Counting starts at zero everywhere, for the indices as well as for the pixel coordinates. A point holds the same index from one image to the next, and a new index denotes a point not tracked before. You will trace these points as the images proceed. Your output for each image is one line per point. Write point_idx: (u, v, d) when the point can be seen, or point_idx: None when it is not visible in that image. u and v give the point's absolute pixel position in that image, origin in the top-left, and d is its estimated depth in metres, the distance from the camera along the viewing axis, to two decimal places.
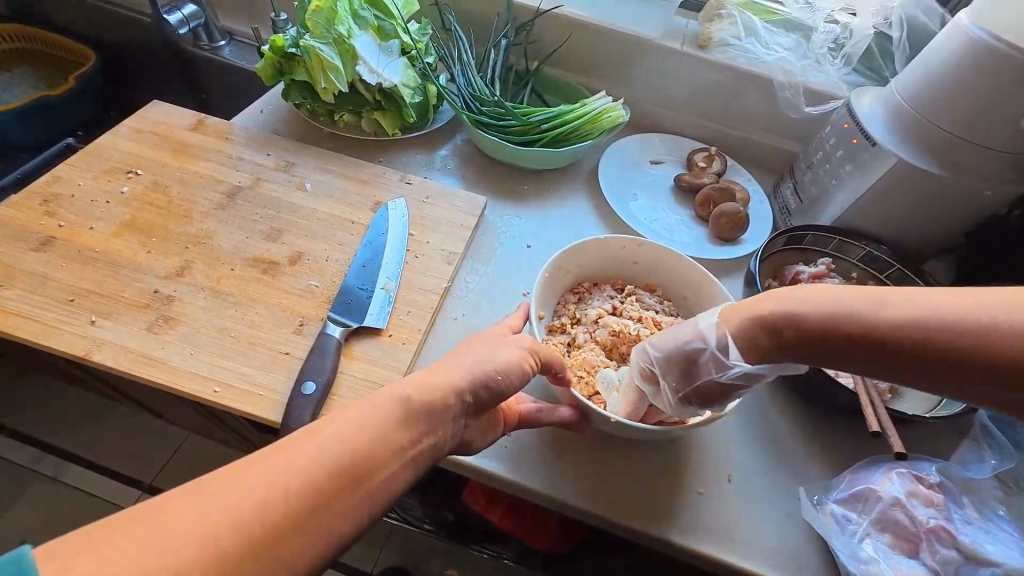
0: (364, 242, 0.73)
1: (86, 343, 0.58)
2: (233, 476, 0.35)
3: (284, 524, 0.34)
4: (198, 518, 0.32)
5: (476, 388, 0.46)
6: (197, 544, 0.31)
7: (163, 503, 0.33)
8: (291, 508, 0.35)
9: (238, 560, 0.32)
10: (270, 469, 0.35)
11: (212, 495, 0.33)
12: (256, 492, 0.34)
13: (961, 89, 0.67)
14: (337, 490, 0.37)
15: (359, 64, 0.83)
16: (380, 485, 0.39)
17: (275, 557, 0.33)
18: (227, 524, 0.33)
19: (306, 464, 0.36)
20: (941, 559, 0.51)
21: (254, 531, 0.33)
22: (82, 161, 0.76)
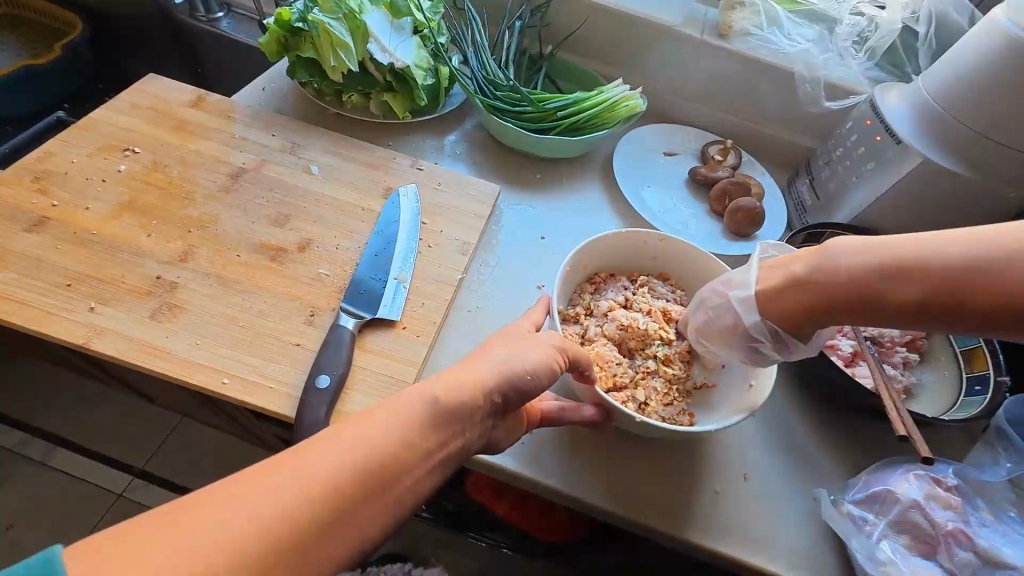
0: (376, 230, 0.70)
1: (86, 331, 0.56)
2: (259, 477, 0.33)
3: (313, 531, 0.32)
4: (224, 522, 0.30)
5: (504, 387, 0.45)
6: (224, 550, 0.30)
7: (185, 505, 0.31)
8: (321, 513, 0.33)
9: (267, 567, 0.30)
10: (298, 470, 0.33)
11: (238, 497, 0.31)
12: (284, 495, 0.32)
13: (993, 89, 0.67)
14: (366, 494, 0.35)
15: (370, 42, 0.79)
16: (410, 488, 0.37)
17: (304, 564, 0.32)
18: (254, 530, 0.31)
19: (335, 466, 0.34)
20: (959, 561, 0.52)
21: (282, 537, 0.31)
22: (75, 137, 0.72)
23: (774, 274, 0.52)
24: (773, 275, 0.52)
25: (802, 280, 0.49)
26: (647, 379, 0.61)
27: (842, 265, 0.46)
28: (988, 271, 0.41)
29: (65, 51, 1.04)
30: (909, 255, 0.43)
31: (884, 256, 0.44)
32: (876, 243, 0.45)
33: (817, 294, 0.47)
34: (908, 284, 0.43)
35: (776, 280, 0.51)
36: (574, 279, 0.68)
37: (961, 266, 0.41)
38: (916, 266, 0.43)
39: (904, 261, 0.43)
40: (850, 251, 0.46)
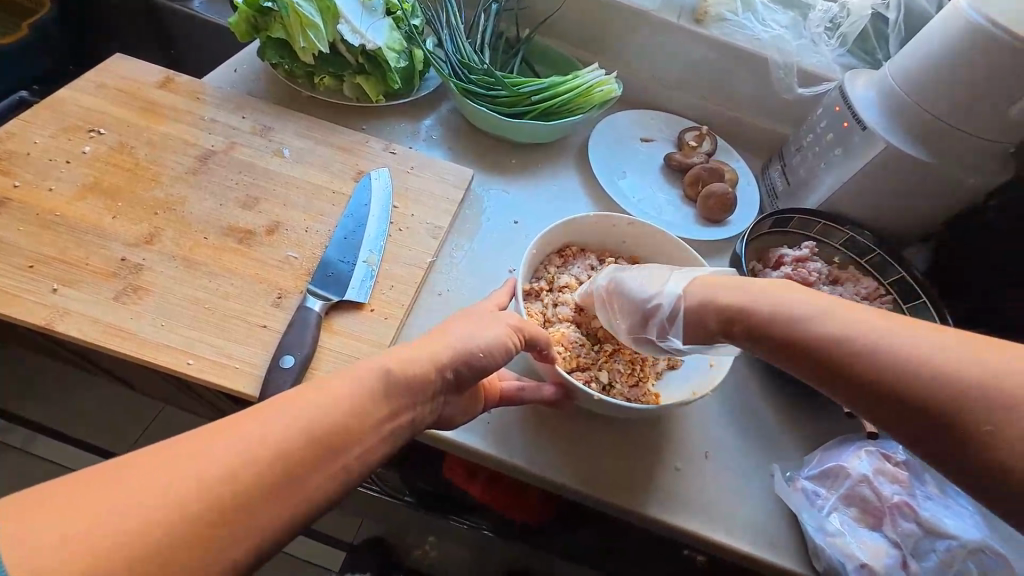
0: (346, 213, 0.70)
1: (48, 313, 0.55)
2: (209, 438, 0.36)
3: (256, 489, 0.35)
4: (171, 476, 0.33)
5: (457, 364, 0.48)
6: (168, 502, 0.32)
7: (137, 460, 0.34)
8: (265, 473, 0.36)
9: (208, 521, 0.33)
10: (246, 433, 0.36)
11: (187, 454, 0.34)
12: (230, 455, 0.35)
13: (954, 76, 0.68)
14: (310, 460, 0.38)
15: (340, 23, 0.79)
16: (355, 457, 0.40)
17: (246, 522, 0.34)
18: (198, 485, 0.33)
19: (282, 431, 0.37)
20: (903, 532, 0.54)
21: (225, 494, 0.34)
22: (37, 117, 0.70)
23: (638, 285, 0.58)
24: (637, 285, 0.58)
25: (655, 301, 0.56)
26: (609, 359, 0.62)
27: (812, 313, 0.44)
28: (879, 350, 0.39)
29: (31, 30, 1.01)
30: (923, 360, 0.38)
31: (819, 316, 0.43)
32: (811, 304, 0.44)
33: (752, 320, 0.47)
34: (822, 343, 0.42)
35: (635, 290, 0.58)
36: (541, 258, 0.69)
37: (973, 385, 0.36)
38: (875, 349, 0.40)
39: (898, 361, 0.38)
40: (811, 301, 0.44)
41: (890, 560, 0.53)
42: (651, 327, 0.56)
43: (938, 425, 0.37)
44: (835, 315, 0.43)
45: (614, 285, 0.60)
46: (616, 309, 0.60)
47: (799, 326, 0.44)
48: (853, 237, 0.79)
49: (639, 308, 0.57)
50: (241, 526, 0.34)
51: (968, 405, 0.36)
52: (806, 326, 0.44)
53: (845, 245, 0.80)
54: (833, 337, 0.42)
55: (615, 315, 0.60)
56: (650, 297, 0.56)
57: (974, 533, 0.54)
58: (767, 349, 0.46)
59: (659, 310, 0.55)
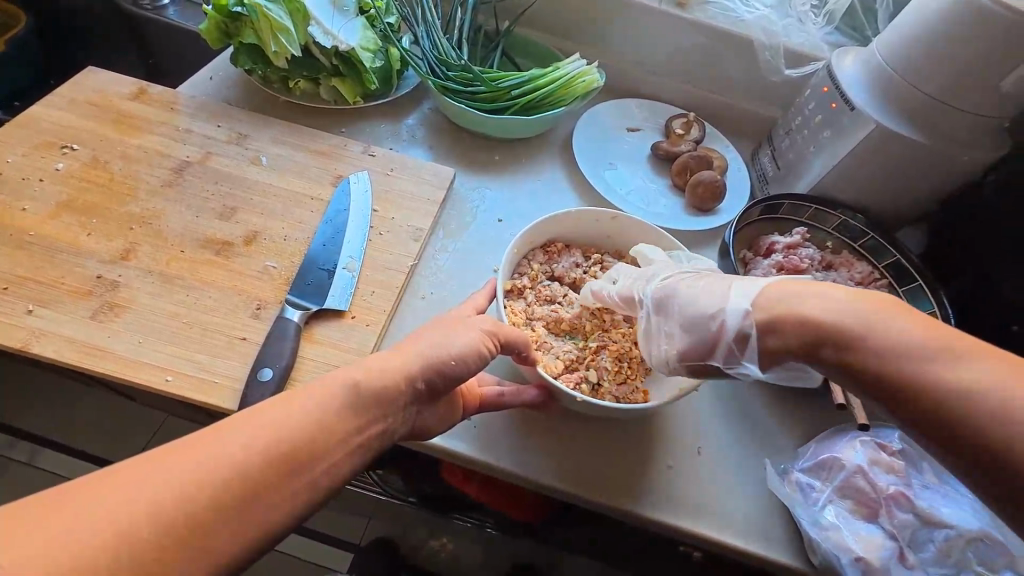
0: (325, 218, 0.69)
1: (24, 334, 0.55)
2: (165, 459, 0.35)
3: (213, 512, 0.34)
4: (121, 501, 0.32)
5: (428, 373, 0.47)
6: (121, 526, 0.32)
7: (85, 483, 0.33)
8: (222, 495, 0.35)
9: (166, 542, 0.32)
10: (202, 454, 0.36)
11: (141, 477, 0.34)
12: (185, 478, 0.34)
13: (944, 51, 0.65)
14: (271, 480, 0.37)
15: (311, 25, 0.77)
16: (324, 470, 0.40)
17: (207, 541, 0.34)
18: (149, 510, 0.33)
19: (242, 449, 0.37)
20: (898, 523, 0.53)
21: (183, 516, 0.33)
22: (10, 135, 0.70)
23: (699, 299, 0.52)
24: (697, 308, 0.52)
25: (718, 317, 0.49)
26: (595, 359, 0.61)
27: (866, 330, 0.41)
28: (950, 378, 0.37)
29: (8, 46, 1.01)
30: (946, 383, 0.37)
31: (872, 329, 0.41)
32: (856, 307, 0.42)
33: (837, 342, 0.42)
34: (875, 366, 0.40)
35: (694, 305, 0.52)
36: (526, 251, 0.67)
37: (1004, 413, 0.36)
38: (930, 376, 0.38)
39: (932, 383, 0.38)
40: (861, 308, 0.42)
41: (886, 553, 0.51)
42: (719, 345, 0.49)
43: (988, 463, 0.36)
44: (882, 329, 0.40)
45: (665, 297, 0.55)
46: (672, 325, 0.54)
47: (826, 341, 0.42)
48: (846, 222, 0.77)
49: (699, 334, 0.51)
50: (203, 546, 0.34)
51: (1000, 442, 0.35)
52: (841, 335, 0.41)
53: (838, 229, 0.78)
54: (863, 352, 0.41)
55: (665, 330, 0.54)
56: (713, 312, 0.50)
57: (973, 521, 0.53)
58: (808, 356, 0.43)
59: (722, 329, 0.49)
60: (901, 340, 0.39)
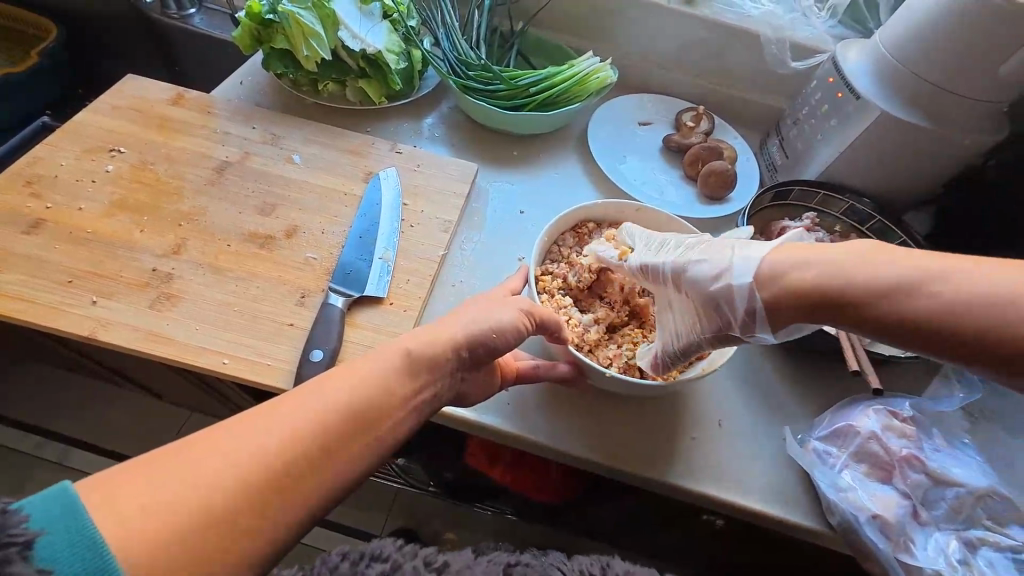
0: (359, 213, 0.73)
1: (90, 323, 0.59)
2: (253, 420, 0.39)
3: (302, 464, 0.39)
4: (223, 457, 0.37)
5: (472, 343, 0.52)
6: (226, 480, 0.36)
7: (188, 443, 0.37)
8: (308, 450, 0.39)
9: (266, 491, 0.37)
10: (286, 414, 0.40)
11: (237, 437, 0.38)
12: (273, 436, 0.39)
13: (944, 40, 0.69)
14: (347, 437, 0.41)
15: (341, 30, 0.81)
16: (389, 429, 0.44)
17: (300, 490, 0.38)
18: (250, 463, 0.37)
19: (320, 410, 0.41)
20: (912, 483, 0.56)
21: (278, 470, 0.38)
22: (60, 141, 0.74)
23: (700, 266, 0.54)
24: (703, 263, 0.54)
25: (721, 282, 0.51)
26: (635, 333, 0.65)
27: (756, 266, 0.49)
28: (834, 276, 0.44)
29: (42, 58, 1.05)
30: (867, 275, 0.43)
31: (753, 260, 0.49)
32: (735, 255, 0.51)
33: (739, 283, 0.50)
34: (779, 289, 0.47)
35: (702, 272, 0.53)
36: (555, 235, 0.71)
37: (933, 293, 0.40)
38: (824, 277, 0.45)
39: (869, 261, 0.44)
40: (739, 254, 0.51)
41: (901, 510, 0.55)
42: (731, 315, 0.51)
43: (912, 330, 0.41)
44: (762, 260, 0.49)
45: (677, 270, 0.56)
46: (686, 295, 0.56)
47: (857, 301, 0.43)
48: (853, 206, 0.80)
49: (707, 296, 0.53)
50: (296, 494, 0.38)
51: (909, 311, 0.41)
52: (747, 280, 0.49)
53: (846, 213, 0.81)
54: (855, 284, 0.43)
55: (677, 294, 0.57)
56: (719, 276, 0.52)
57: (981, 479, 0.57)
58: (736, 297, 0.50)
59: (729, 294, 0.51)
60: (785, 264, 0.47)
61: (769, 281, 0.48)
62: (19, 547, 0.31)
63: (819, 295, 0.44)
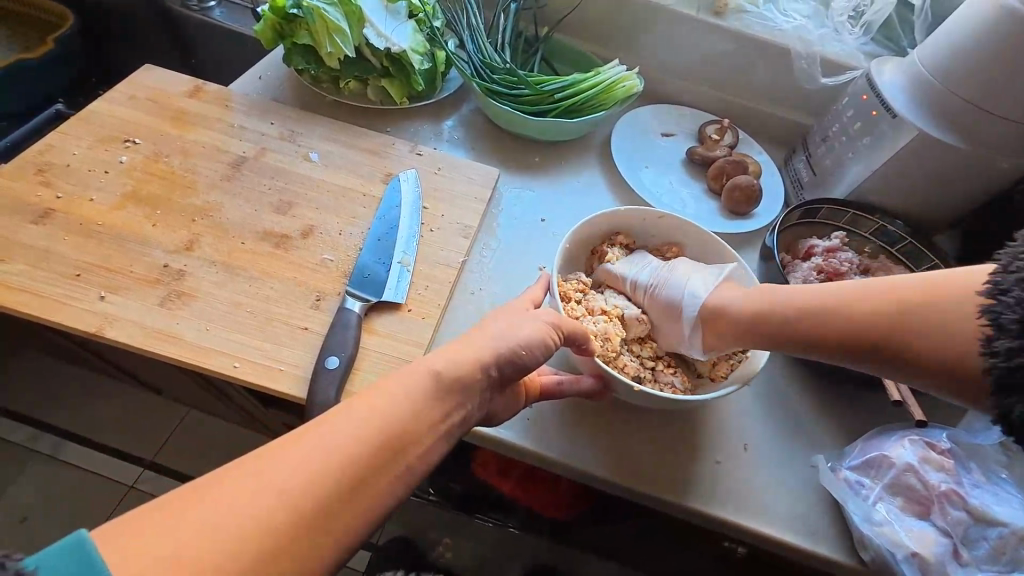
0: (378, 215, 0.71)
1: (97, 319, 0.57)
2: (276, 453, 0.37)
3: (332, 499, 0.37)
4: (249, 496, 0.35)
5: (500, 362, 0.49)
6: (252, 518, 0.34)
7: (209, 481, 0.35)
8: (337, 483, 0.37)
9: (295, 529, 0.35)
10: (311, 446, 0.38)
11: (262, 471, 0.36)
12: (299, 470, 0.36)
13: (985, 61, 0.67)
14: (376, 467, 0.39)
15: (365, 28, 0.80)
16: (419, 453, 0.42)
17: (330, 524, 0.36)
18: (277, 502, 0.35)
19: (347, 439, 0.39)
20: (952, 520, 0.54)
21: (307, 504, 0.36)
22: (73, 129, 0.72)
23: (673, 285, 0.62)
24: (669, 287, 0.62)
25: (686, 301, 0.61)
26: (635, 347, 0.63)
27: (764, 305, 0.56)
28: (815, 316, 0.53)
29: (56, 45, 1.03)
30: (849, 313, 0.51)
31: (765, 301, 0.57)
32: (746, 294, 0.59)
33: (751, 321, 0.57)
34: (779, 324, 0.55)
35: (672, 290, 0.62)
36: (575, 246, 0.69)
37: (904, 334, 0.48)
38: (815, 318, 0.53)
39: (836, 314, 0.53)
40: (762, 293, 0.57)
41: (940, 549, 0.52)
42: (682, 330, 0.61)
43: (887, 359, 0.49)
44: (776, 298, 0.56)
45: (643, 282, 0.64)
46: (644, 307, 0.64)
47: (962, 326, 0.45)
48: (884, 227, 0.79)
49: (668, 312, 0.62)
50: (326, 530, 0.36)
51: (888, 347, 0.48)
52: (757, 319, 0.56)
53: (876, 234, 0.79)
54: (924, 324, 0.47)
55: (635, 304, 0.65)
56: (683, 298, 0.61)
57: None
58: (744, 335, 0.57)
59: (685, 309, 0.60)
60: (789, 300, 0.55)
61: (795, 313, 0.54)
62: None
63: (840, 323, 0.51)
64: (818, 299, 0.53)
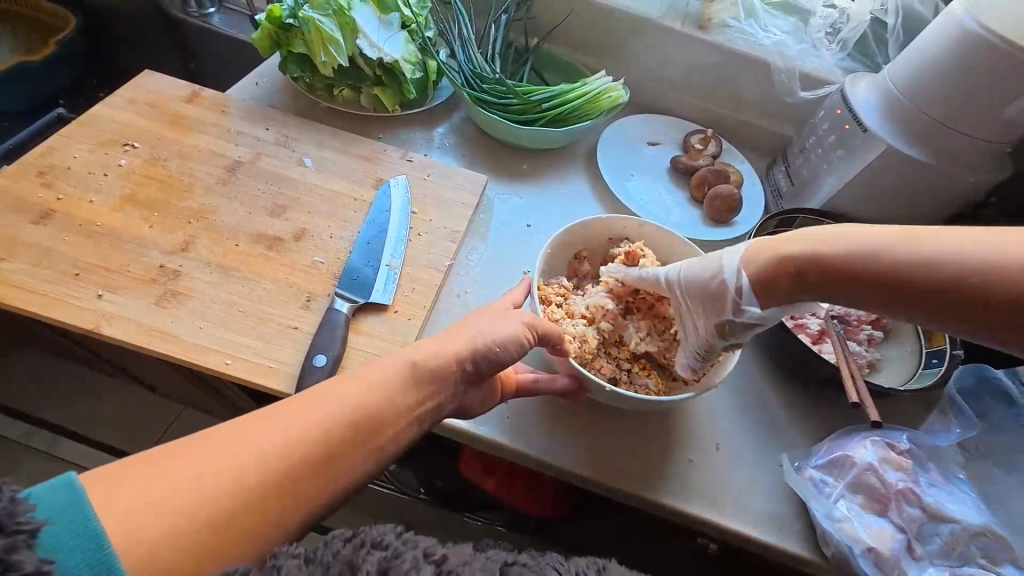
0: (368, 219, 0.73)
1: (95, 317, 0.59)
2: (256, 423, 0.41)
3: (302, 469, 0.40)
4: (226, 457, 0.39)
5: (475, 357, 0.52)
6: (226, 478, 0.38)
7: (195, 442, 0.40)
8: (308, 455, 0.41)
9: (264, 492, 0.39)
10: (286, 419, 0.42)
11: (241, 438, 0.40)
12: (273, 439, 0.40)
13: (951, 80, 0.70)
14: (345, 444, 0.43)
15: (359, 38, 0.82)
16: (391, 438, 0.45)
17: (298, 492, 0.40)
18: (251, 464, 0.39)
19: (319, 415, 0.42)
20: (907, 517, 0.56)
21: (278, 471, 0.40)
22: (74, 133, 0.74)
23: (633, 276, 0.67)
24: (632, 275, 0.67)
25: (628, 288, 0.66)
26: (612, 350, 0.65)
27: (786, 258, 0.48)
28: (834, 259, 0.46)
29: (58, 48, 1.06)
30: (881, 254, 0.44)
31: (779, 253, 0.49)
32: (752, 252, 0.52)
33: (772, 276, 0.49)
34: (804, 273, 0.47)
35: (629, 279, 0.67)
36: (559, 252, 0.72)
37: (946, 276, 0.41)
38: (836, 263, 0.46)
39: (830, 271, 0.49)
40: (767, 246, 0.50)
41: (896, 544, 0.55)
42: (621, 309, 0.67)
43: (933, 301, 0.42)
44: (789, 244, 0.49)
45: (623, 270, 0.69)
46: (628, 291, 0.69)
47: (988, 261, 0.40)
48: None
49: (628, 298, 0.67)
50: (294, 497, 0.40)
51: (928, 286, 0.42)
52: (778, 273, 0.49)
53: None
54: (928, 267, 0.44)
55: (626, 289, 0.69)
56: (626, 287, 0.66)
57: (977, 517, 0.57)
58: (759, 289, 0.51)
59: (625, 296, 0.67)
60: (805, 247, 0.47)
61: (811, 260, 0.47)
62: (24, 535, 0.31)
63: (867, 266, 0.44)
64: (839, 245, 0.46)
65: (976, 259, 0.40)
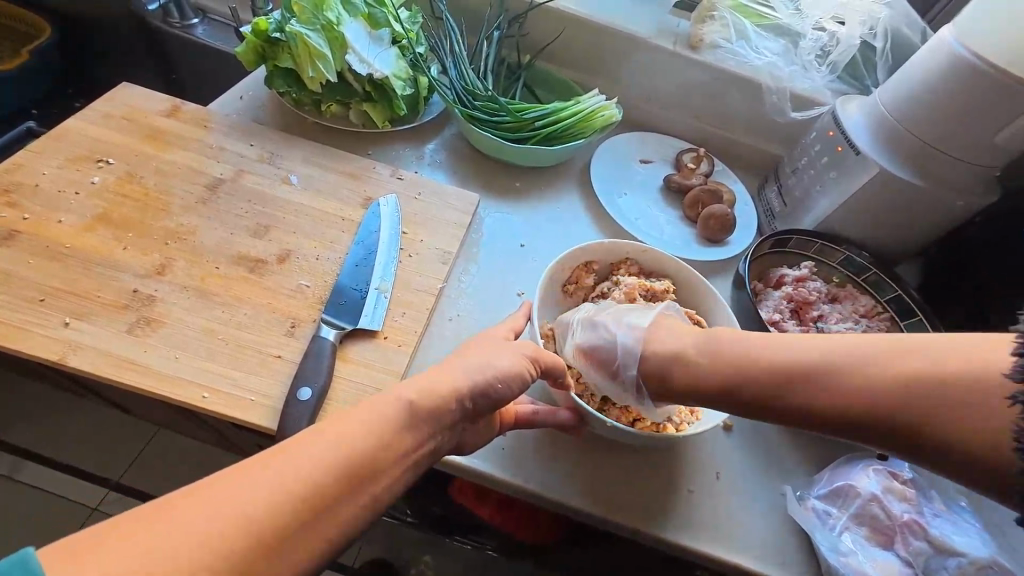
0: (356, 240, 0.71)
1: (61, 347, 0.55)
2: (247, 469, 0.38)
3: (293, 525, 0.37)
4: (216, 508, 0.35)
5: (475, 394, 0.50)
6: (209, 541, 0.34)
7: (175, 499, 0.35)
8: (301, 508, 0.37)
9: (252, 554, 0.35)
10: (278, 467, 0.38)
11: (229, 492, 0.36)
12: (263, 492, 0.37)
13: (942, 106, 0.71)
14: (340, 492, 0.40)
15: (348, 53, 0.80)
16: (386, 484, 0.43)
17: (287, 552, 0.36)
18: (239, 522, 0.35)
19: (315, 463, 0.39)
20: (913, 550, 0.55)
21: (267, 529, 0.36)
22: (44, 148, 0.70)
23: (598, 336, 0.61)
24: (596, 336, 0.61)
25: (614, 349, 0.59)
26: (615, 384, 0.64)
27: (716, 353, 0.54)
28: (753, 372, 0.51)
29: (32, 56, 1.01)
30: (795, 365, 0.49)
31: (712, 354, 0.54)
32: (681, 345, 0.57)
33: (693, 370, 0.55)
34: (725, 377, 0.53)
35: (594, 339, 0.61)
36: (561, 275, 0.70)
37: (851, 399, 0.46)
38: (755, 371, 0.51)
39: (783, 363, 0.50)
40: (706, 342, 0.56)
41: None
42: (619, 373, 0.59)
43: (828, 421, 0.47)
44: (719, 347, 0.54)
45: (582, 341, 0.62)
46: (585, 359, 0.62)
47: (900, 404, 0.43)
48: (849, 257, 0.81)
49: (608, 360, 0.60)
50: (285, 556, 0.36)
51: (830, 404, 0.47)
52: (706, 367, 0.54)
53: (842, 263, 0.82)
54: (887, 382, 0.44)
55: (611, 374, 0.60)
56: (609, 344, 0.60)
57: (982, 548, 0.56)
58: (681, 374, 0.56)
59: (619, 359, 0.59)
60: (734, 350, 0.53)
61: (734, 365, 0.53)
62: None
63: (782, 371, 0.50)
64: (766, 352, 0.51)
65: (888, 390, 0.44)
